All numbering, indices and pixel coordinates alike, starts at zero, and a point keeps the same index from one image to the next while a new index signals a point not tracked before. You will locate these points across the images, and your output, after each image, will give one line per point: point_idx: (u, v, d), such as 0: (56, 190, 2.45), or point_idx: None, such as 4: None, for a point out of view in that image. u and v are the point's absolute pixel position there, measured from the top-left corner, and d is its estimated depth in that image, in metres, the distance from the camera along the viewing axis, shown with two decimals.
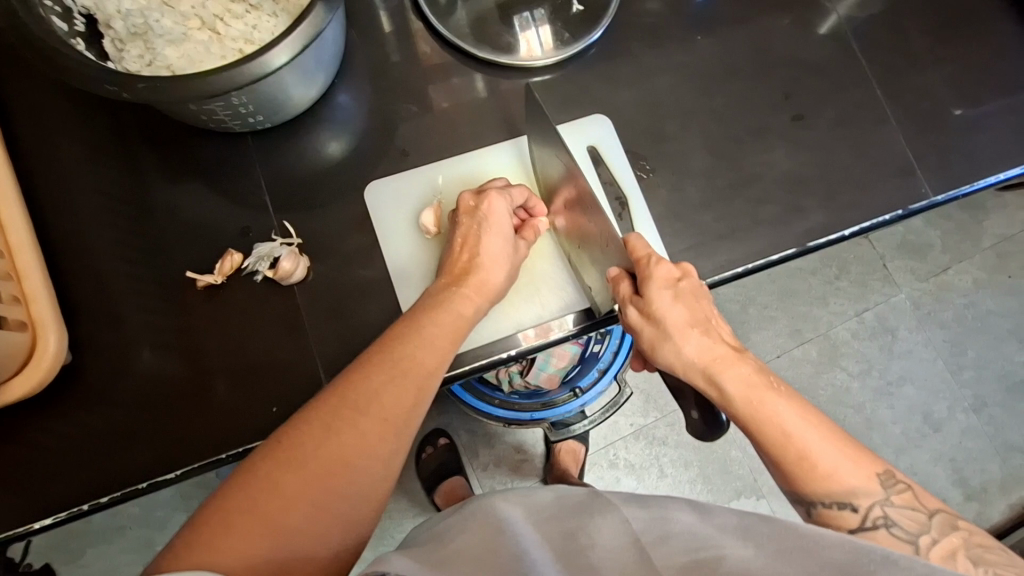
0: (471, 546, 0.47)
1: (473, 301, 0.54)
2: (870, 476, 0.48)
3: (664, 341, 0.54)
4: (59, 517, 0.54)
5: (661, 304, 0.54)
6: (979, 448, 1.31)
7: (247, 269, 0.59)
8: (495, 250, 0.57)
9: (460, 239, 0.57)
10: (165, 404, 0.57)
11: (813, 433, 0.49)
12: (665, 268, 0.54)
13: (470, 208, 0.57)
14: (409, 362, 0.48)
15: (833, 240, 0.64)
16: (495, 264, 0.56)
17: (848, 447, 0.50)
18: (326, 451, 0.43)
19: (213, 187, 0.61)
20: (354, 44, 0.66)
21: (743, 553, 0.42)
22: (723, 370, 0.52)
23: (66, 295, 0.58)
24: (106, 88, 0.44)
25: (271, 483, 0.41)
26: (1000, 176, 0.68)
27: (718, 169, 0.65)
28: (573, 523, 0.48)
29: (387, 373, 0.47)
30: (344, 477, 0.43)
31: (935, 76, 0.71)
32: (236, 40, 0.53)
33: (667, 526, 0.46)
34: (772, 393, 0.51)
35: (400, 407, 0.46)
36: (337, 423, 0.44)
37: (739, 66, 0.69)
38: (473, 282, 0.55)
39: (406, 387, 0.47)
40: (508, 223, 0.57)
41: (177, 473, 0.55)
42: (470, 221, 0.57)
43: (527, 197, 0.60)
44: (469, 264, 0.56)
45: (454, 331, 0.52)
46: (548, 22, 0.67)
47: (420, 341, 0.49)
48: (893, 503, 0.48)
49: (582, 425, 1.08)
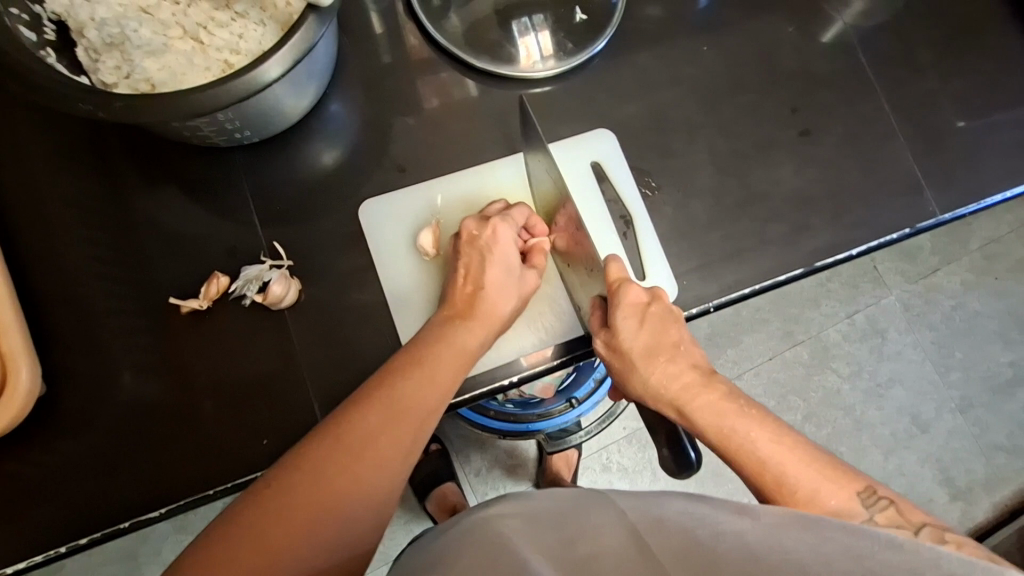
0: (470, 564, 0.44)
1: (476, 331, 0.52)
2: (850, 497, 0.46)
3: (630, 371, 0.54)
4: (34, 561, 0.51)
5: (626, 334, 0.53)
6: (965, 449, 1.33)
7: (235, 293, 0.56)
8: (500, 281, 0.54)
9: (461, 271, 0.55)
10: (149, 438, 0.54)
11: (795, 460, 0.47)
12: (635, 293, 0.53)
13: (472, 235, 0.55)
14: (408, 401, 0.46)
15: (840, 260, 0.63)
16: (499, 295, 0.54)
17: (824, 466, 0.47)
18: (318, 498, 0.40)
19: (199, 203, 0.58)
20: (346, 49, 0.63)
21: (741, 527, 0.40)
22: (692, 401, 0.51)
23: (41, 323, 0.55)
24: (81, 107, 0.41)
25: (258, 533, 0.38)
26: (1005, 194, 0.67)
27: (723, 186, 0.64)
28: (568, 522, 0.47)
29: (385, 415, 0.44)
30: (336, 524, 0.40)
31: (939, 87, 0.69)
32: (221, 50, 0.49)
33: (662, 513, 0.44)
34: (744, 421, 0.50)
35: (398, 450, 0.44)
36: (330, 468, 0.41)
37: (744, 76, 0.67)
38: (477, 311, 0.53)
39: (405, 429, 0.44)
40: (512, 246, 0.55)
41: (161, 511, 0.52)
42: (472, 250, 0.55)
43: (527, 217, 0.58)
44: (472, 295, 0.54)
45: (455, 365, 0.49)
46: (548, 29, 0.64)
47: (420, 378, 0.47)
48: (877, 523, 0.44)
49: (578, 437, 1.07)
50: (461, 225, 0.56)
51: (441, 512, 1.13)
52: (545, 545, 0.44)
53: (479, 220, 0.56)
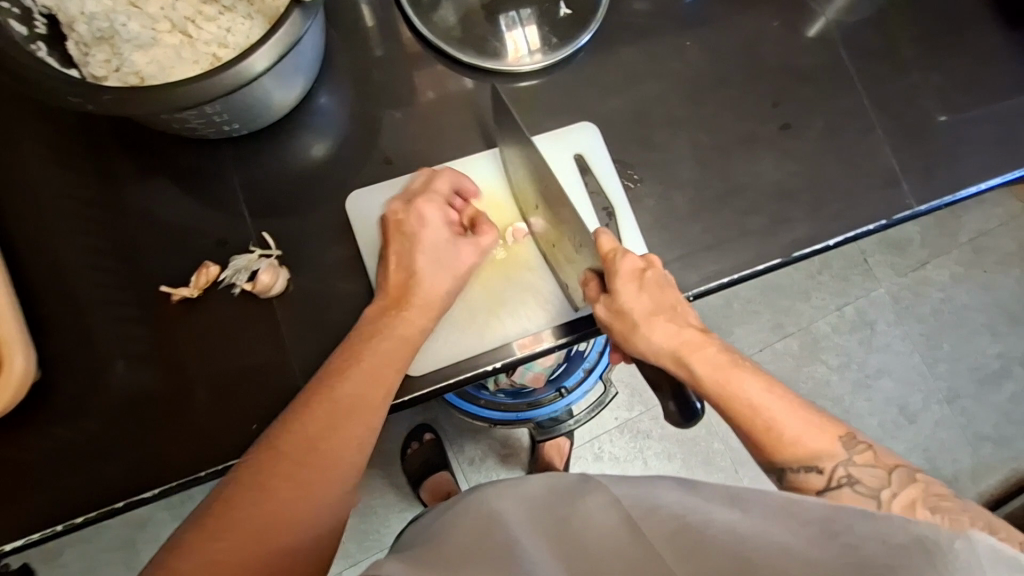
0: (461, 541, 0.48)
1: (417, 322, 0.54)
2: (832, 439, 0.50)
3: (634, 332, 0.54)
4: (31, 539, 0.53)
5: (627, 298, 0.54)
6: (951, 438, 1.35)
7: (225, 282, 0.57)
8: (432, 259, 0.56)
9: (393, 258, 0.56)
10: (141, 421, 0.55)
11: (780, 404, 0.51)
12: (631, 260, 0.54)
13: (398, 217, 0.57)
14: (351, 398, 0.49)
15: (819, 250, 0.65)
16: (433, 279, 0.56)
17: (809, 415, 0.51)
18: (275, 503, 0.44)
19: (190, 194, 0.59)
20: (335, 43, 0.64)
21: (731, 517, 0.42)
22: (691, 353, 0.53)
23: (34, 311, 0.56)
24: (70, 100, 0.42)
25: (219, 546, 0.42)
26: (982, 186, 0.68)
27: (705, 178, 0.65)
28: (564, 507, 0.50)
29: (328, 416, 0.47)
30: (297, 521, 0.44)
31: (921, 82, 0.71)
32: (209, 44, 0.50)
33: (655, 501, 0.46)
34: (737, 372, 0.52)
35: (345, 446, 0.47)
36: (279, 476, 0.45)
37: (729, 71, 0.68)
38: (414, 301, 0.55)
39: (350, 425, 0.48)
40: (438, 233, 0.57)
41: (154, 492, 0.54)
42: (402, 240, 0.57)
43: (455, 181, 0.59)
44: (406, 282, 0.56)
45: (398, 358, 0.52)
46: (535, 23, 0.65)
47: (360, 375, 0.50)
48: (856, 463, 0.49)
49: (569, 424, 1.08)
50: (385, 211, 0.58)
51: (435, 500, 1.15)
52: (536, 526, 0.48)
53: (401, 202, 0.58)
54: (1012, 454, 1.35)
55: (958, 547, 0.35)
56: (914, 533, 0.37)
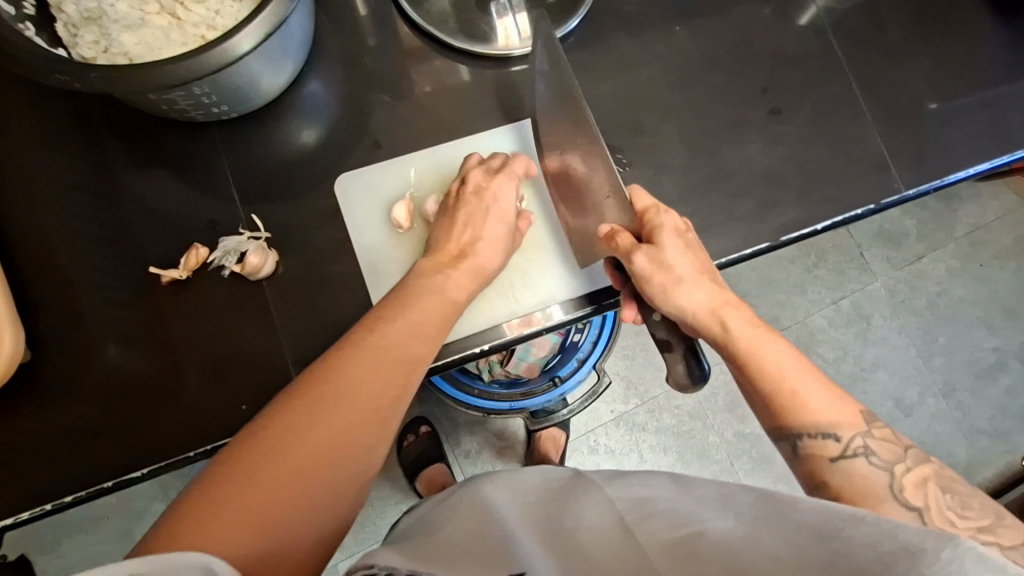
0: (458, 534, 0.50)
1: (465, 283, 0.55)
2: (855, 413, 0.50)
3: (676, 285, 0.54)
4: (20, 518, 0.53)
5: (671, 251, 0.54)
6: (947, 432, 1.35)
7: (214, 264, 0.57)
8: (494, 235, 0.59)
9: (465, 218, 0.57)
10: (131, 401, 0.55)
11: (804, 372, 0.51)
12: (673, 219, 0.56)
13: (478, 186, 0.59)
14: (395, 350, 0.48)
15: (807, 234, 0.65)
16: (490, 255, 0.58)
17: (832, 389, 0.51)
18: (307, 448, 0.42)
19: (180, 177, 0.60)
20: (326, 29, 0.64)
21: (724, 525, 0.44)
22: (728, 312, 0.54)
23: (24, 293, 0.57)
24: (57, 77, 0.42)
25: (246, 487, 0.39)
26: (972, 172, 0.69)
27: (695, 164, 0.65)
28: (559, 504, 0.52)
29: (372, 364, 0.46)
30: (327, 472, 0.42)
31: (912, 70, 0.71)
32: (198, 26, 0.51)
33: (650, 505, 0.47)
34: (769, 336, 0.53)
35: (383, 397, 0.46)
36: (315, 419, 0.43)
37: (719, 58, 0.68)
38: (465, 266, 0.56)
39: (391, 375, 0.47)
40: (510, 212, 0.59)
41: (144, 471, 0.54)
42: (477, 202, 0.58)
43: (526, 165, 0.61)
44: (467, 247, 0.57)
45: (442, 317, 0.52)
46: (526, 10, 0.65)
47: (404, 327, 0.49)
48: (874, 436, 0.49)
49: (563, 414, 1.09)
50: (467, 174, 0.59)
51: (430, 492, 1.15)
52: (533, 524, 0.51)
53: (486, 174, 0.60)
54: (1008, 448, 1.35)
55: (944, 555, 0.36)
56: (902, 540, 0.38)
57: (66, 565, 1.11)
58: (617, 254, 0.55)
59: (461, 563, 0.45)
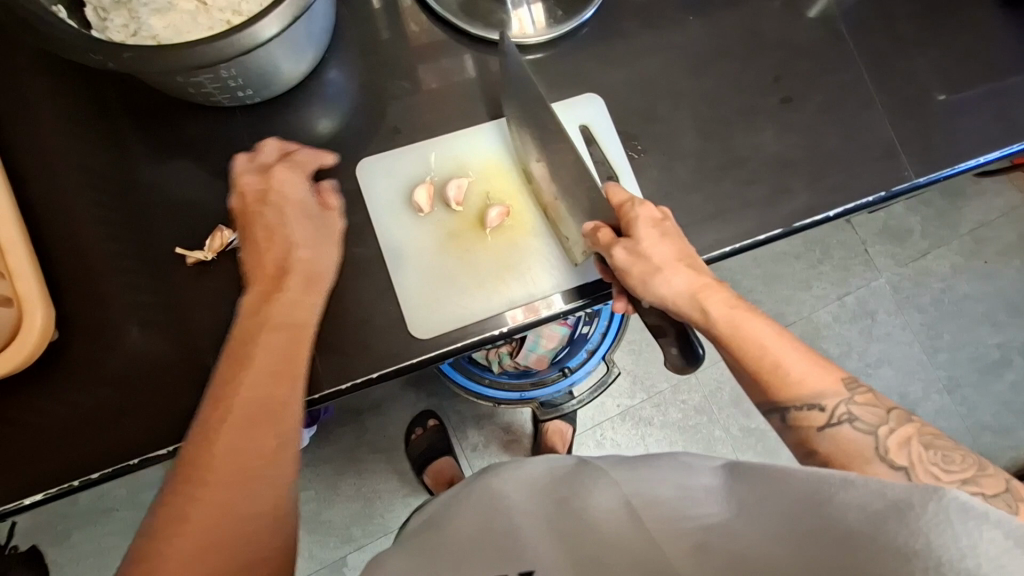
0: (467, 524, 0.53)
1: (301, 293, 0.52)
2: (836, 380, 0.51)
3: (654, 274, 0.54)
4: (49, 493, 0.54)
5: (648, 241, 0.54)
6: (951, 427, 1.36)
7: (236, 246, 0.58)
8: (304, 227, 0.54)
9: (263, 232, 0.53)
10: (154, 380, 0.56)
11: (788, 348, 0.52)
12: (649, 208, 0.55)
13: (258, 189, 0.54)
14: (258, 386, 0.45)
15: (818, 221, 0.66)
16: (313, 252, 0.54)
17: (811, 355, 0.53)
18: (209, 519, 0.40)
19: (201, 162, 0.61)
20: (345, 18, 0.65)
21: (721, 514, 0.45)
22: (708, 295, 0.53)
23: (50, 274, 0.58)
24: (90, 57, 0.43)
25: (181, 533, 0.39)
26: (979, 161, 0.69)
27: (707, 151, 0.66)
28: (566, 486, 0.54)
29: (240, 412, 0.43)
30: (243, 524, 0.41)
31: (921, 62, 0.72)
32: (224, 11, 0.52)
33: (650, 493, 0.48)
34: (751, 316, 0.53)
35: (268, 437, 0.44)
36: (205, 490, 0.40)
37: (732, 49, 0.69)
38: (284, 277, 0.52)
39: (269, 411, 0.44)
40: (303, 200, 0.55)
41: (168, 449, 0.55)
42: (262, 207, 0.54)
43: (315, 157, 0.58)
44: (282, 258, 0.52)
45: (297, 329, 0.50)
46: (540, 1, 0.66)
47: (258, 362, 0.46)
48: (857, 402, 0.50)
49: (572, 404, 1.11)
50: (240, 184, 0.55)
51: (437, 484, 1.16)
52: (541, 505, 0.53)
53: (258, 173, 0.55)
54: (1011, 443, 1.36)
55: (931, 507, 0.35)
56: (889, 498, 0.37)
57: (76, 556, 1.11)
58: (598, 249, 0.56)
59: (468, 560, 0.47)
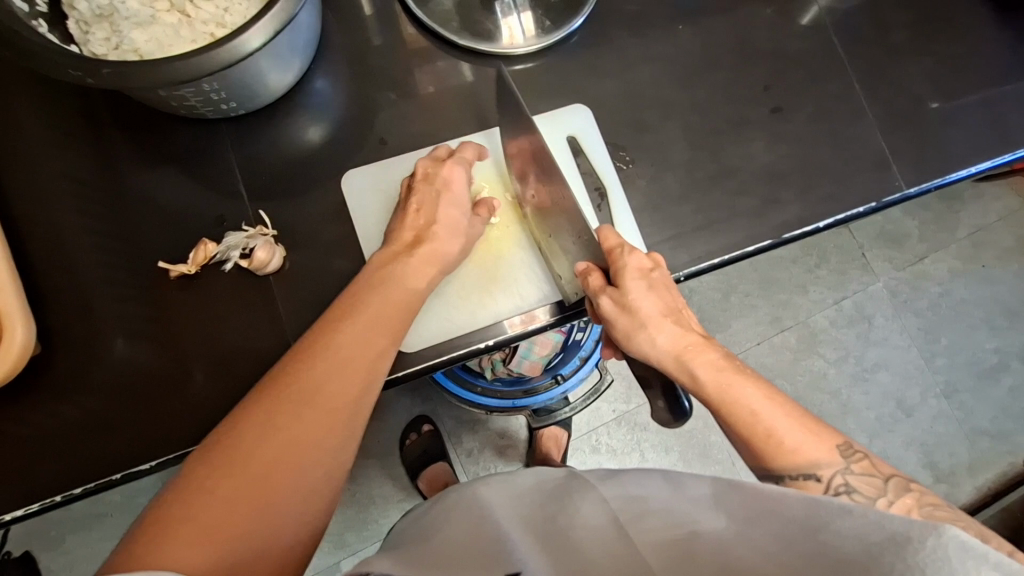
0: (454, 532, 0.52)
1: (424, 271, 0.56)
2: (831, 448, 0.50)
3: (638, 330, 0.55)
4: (30, 509, 0.53)
5: (634, 295, 0.55)
6: (949, 432, 1.35)
7: (219, 259, 0.58)
8: (452, 215, 0.58)
9: (415, 205, 0.58)
10: (139, 393, 0.56)
11: (778, 412, 0.51)
12: (637, 258, 0.56)
13: (428, 173, 0.59)
14: (351, 350, 0.49)
15: (808, 232, 0.65)
16: (446, 236, 0.57)
17: (807, 423, 0.51)
18: (271, 451, 0.43)
19: (188, 173, 0.60)
20: (333, 27, 0.65)
21: (715, 525, 0.44)
22: (694, 356, 0.54)
23: (35, 288, 0.57)
24: (70, 73, 0.43)
25: (246, 459, 0.42)
26: (972, 171, 0.69)
27: (697, 161, 0.66)
28: (556, 502, 0.54)
29: (330, 362, 0.47)
30: (292, 471, 0.43)
31: (914, 70, 0.71)
32: (208, 23, 0.52)
33: (643, 504, 0.47)
34: (739, 377, 0.53)
35: (345, 399, 0.47)
36: (282, 421, 0.44)
37: (722, 57, 0.69)
38: (422, 251, 0.56)
39: (354, 375, 0.48)
40: (464, 196, 0.59)
41: (151, 464, 0.55)
42: (427, 188, 0.59)
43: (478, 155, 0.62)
44: (423, 232, 0.57)
45: (401, 307, 0.53)
46: (529, 9, 0.66)
47: (359, 325, 0.50)
48: (854, 471, 0.49)
49: (564, 412, 1.11)
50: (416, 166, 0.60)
51: (432, 490, 1.15)
52: (531, 517, 0.53)
53: (434, 161, 0.60)
54: (1009, 448, 1.35)
55: (929, 543, 0.35)
56: (888, 530, 0.37)
57: (70, 563, 1.11)
58: (587, 293, 0.57)
59: (456, 564, 0.46)
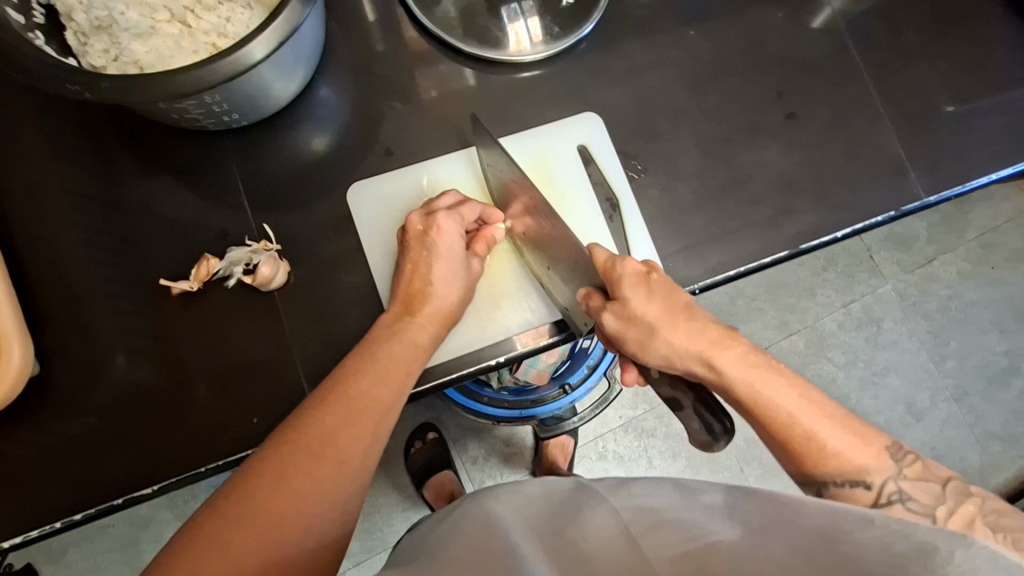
0: (457, 549, 0.50)
1: (427, 329, 0.54)
2: (879, 453, 0.49)
3: (652, 338, 0.52)
4: (29, 536, 0.52)
5: (638, 303, 0.52)
6: (960, 437, 1.33)
7: (222, 275, 0.56)
8: (447, 268, 0.55)
9: (409, 266, 0.55)
10: (141, 413, 0.55)
11: (818, 415, 0.49)
12: (631, 264, 0.53)
13: (421, 229, 0.56)
14: (357, 404, 0.47)
15: (826, 241, 0.64)
16: (444, 290, 0.55)
17: (854, 427, 0.49)
18: (276, 506, 0.42)
19: (190, 185, 0.59)
20: (336, 35, 0.63)
21: (731, 536, 0.41)
22: (718, 355, 0.51)
23: (33, 306, 0.56)
24: (67, 87, 0.42)
25: (251, 513, 0.41)
26: (991, 177, 0.67)
27: (709, 169, 0.64)
28: (562, 513, 0.52)
29: (338, 416, 0.46)
30: (298, 523, 0.42)
31: (930, 72, 0.70)
32: (209, 33, 0.51)
33: (657, 514, 0.45)
34: (771, 376, 0.50)
35: (351, 454, 0.45)
36: (286, 476, 0.43)
37: (733, 62, 0.67)
38: (424, 312, 0.54)
39: (363, 425, 0.46)
40: (458, 247, 0.56)
41: (154, 487, 0.53)
42: (420, 247, 0.55)
43: (479, 211, 0.58)
44: (420, 292, 0.54)
45: (410, 361, 0.51)
46: (536, 15, 0.64)
47: (366, 377, 0.49)
48: (906, 477, 0.48)
49: (573, 421, 1.10)
50: (406, 222, 0.57)
51: (437, 499, 1.13)
52: (536, 527, 0.51)
53: (424, 213, 0.56)
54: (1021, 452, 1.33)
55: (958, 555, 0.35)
56: (912, 547, 0.36)
57: None
58: (591, 315, 0.55)
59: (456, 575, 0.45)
